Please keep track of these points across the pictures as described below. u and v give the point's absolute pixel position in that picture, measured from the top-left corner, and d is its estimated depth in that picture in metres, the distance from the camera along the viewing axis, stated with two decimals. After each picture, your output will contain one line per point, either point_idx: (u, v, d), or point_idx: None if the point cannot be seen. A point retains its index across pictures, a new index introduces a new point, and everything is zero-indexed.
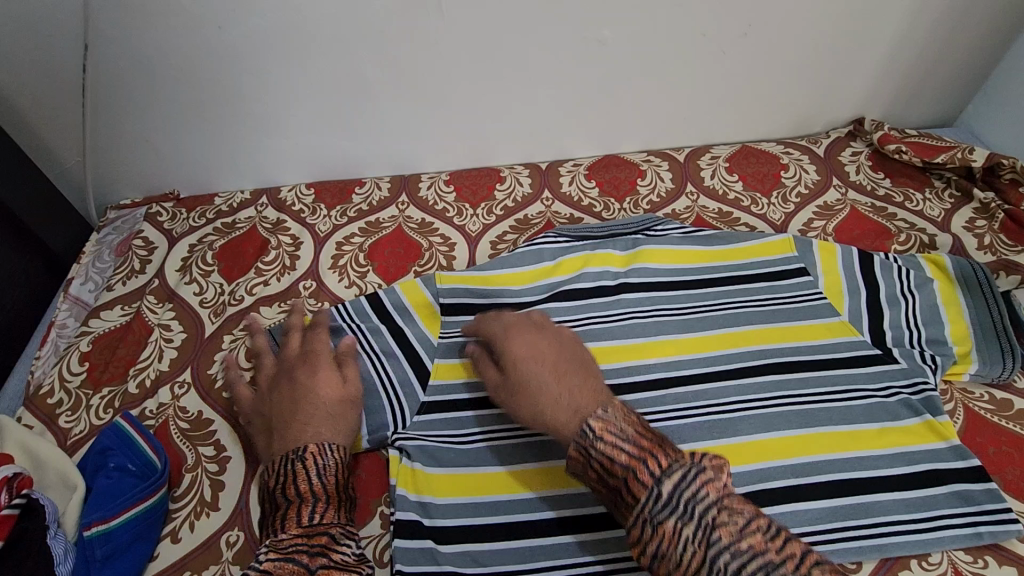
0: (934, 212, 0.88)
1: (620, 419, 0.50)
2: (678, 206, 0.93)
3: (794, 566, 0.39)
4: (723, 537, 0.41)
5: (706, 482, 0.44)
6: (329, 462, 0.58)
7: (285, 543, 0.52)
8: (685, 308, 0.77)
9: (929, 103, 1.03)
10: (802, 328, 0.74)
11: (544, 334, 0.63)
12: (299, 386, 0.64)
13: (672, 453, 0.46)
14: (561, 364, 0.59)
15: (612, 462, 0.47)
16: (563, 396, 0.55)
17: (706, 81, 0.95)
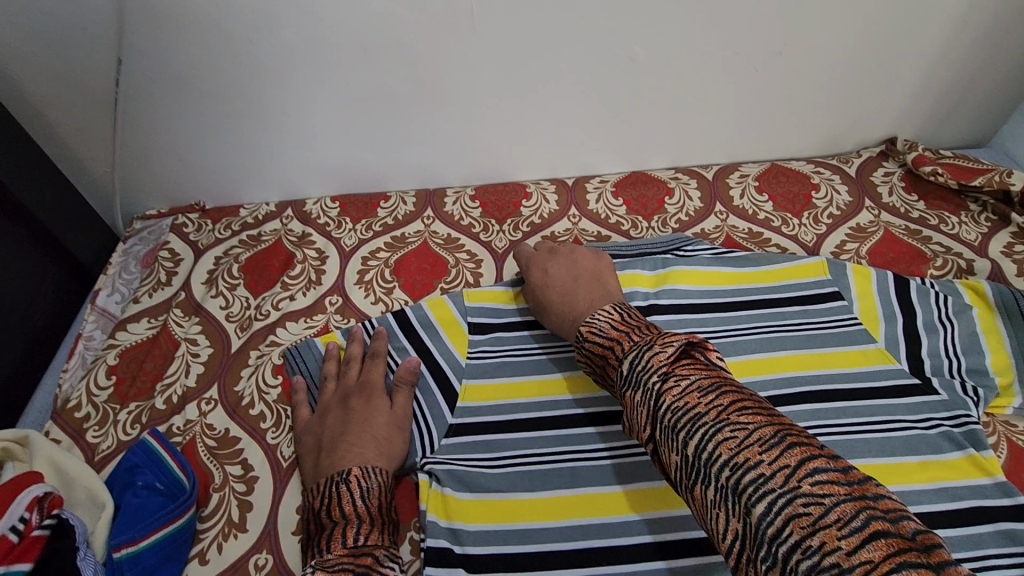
0: (971, 236, 0.86)
1: (604, 319, 0.61)
2: (707, 226, 0.91)
3: (718, 413, 0.45)
4: (664, 399, 0.48)
5: (653, 356, 0.51)
6: (373, 485, 0.59)
7: (332, 560, 0.51)
8: (717, 332, 0.76)
9: (964, 123, 1.01)
10: (838, 355, 0.72)
11: (557, 259, 0.76)
12: (353, 412, 0.65)
13: (637, 337, 0.56)
14: (576, 280, 0.72)
15: (595, 352, 0.60)
16: (568, 309, 0.69)
17: (736, 99, 0.94)
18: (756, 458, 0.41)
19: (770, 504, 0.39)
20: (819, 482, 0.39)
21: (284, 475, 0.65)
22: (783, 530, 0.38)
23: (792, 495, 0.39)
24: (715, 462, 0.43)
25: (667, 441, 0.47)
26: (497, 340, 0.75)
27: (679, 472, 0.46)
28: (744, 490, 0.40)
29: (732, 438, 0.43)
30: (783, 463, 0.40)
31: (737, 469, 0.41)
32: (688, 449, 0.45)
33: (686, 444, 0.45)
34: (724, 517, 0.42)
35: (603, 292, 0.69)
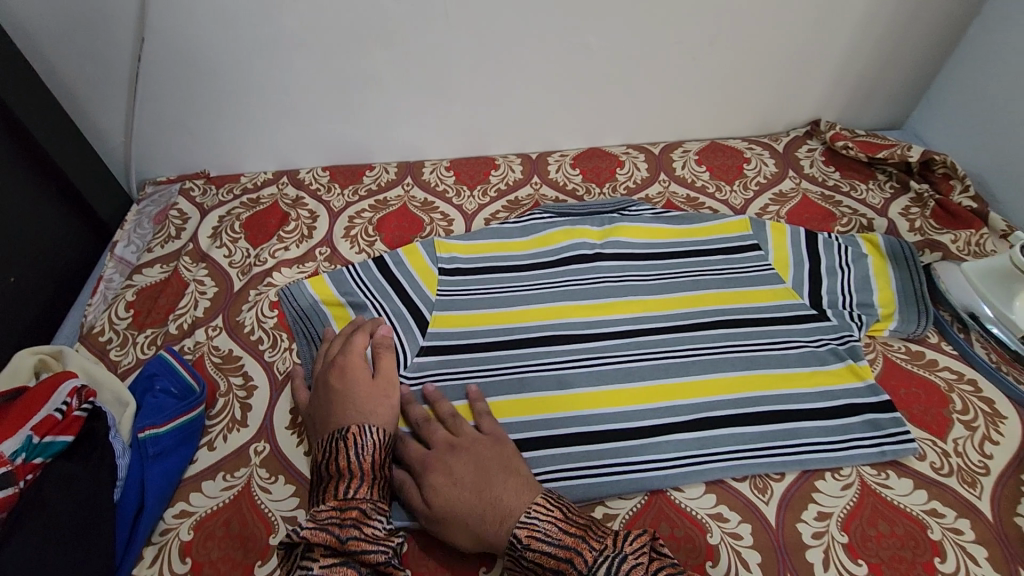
0: (875, 200, 1.00)
1: (542, 521, 0.57)
2: (651, 191, 1.05)
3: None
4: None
5: (630, 571, 0.51)
6: (368, 442, 0.62)
7: (321, 514, 0.56)
8: (652, 274, 0.89)
9: (880, 107, 1.15)
10: (751, 292, 0.86)
11: (456, 457, 0.64)
12: (333, 386, 0.68)
13: (595, 544, 0.54)
14: (488, 472, 0.62)
15: (543, 566, 0.55)
16: (492, 512, 0.58)
17: (679, 83, 1.08)
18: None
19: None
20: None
21: (280, 384, 0.77)
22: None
23: None
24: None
25: None
26: (463, 283, 0.89)
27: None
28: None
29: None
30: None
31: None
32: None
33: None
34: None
35: (527, 483, 0.61)
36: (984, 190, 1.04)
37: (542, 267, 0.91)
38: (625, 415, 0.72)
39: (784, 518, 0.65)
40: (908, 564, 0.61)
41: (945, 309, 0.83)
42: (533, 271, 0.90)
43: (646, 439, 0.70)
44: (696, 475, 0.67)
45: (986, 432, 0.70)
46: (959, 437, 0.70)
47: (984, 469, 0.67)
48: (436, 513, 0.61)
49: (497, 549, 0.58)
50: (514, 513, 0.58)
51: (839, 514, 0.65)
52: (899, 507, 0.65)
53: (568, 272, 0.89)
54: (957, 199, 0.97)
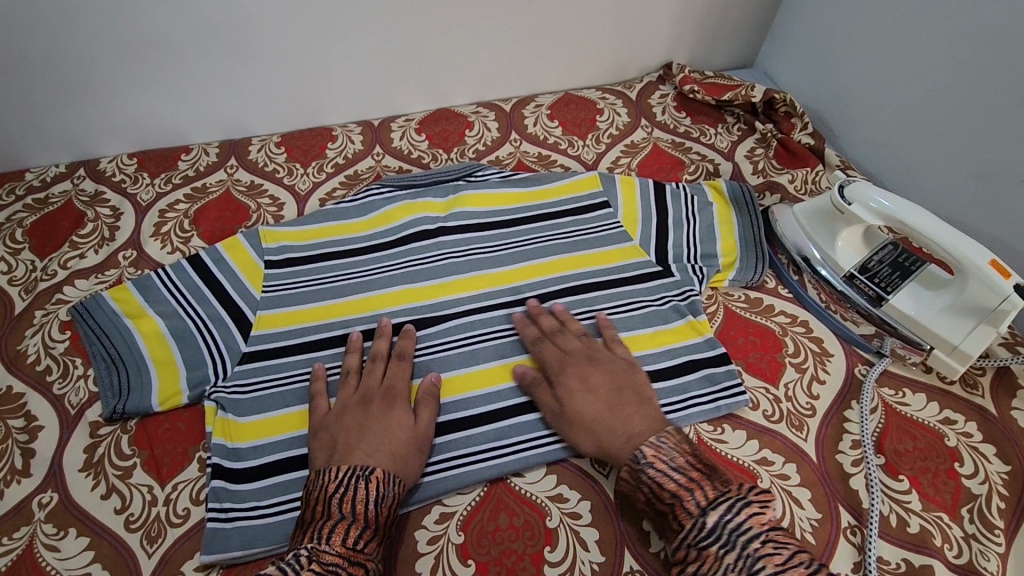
0: (723, 144, 1.00)
1: (670, 448, 0.58)
2: (501, 153, 0.99)
3: None
4: (768, 567, 0.48)
5: (750, 514, 0.52)
6: (388, 494, 0.57)
7: (325, 558, 0.51)
8: (499, 245, 0.84)
9: (728, 45, 1.13)
10: (597, 254, 0.84)
11: (596, 366, 0.67)
12: (369, 418, 0.62)
13: (718, 485, 0.55)
14: (619, 392, 0.65)
15: (661, 488, 0.55)
16: (620, 430, 0.61)
17: (520, 32, 1.00)
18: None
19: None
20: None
21: (72, 422, 0.67)
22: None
23: None
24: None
25: None
26: (292, 277, 0.80)
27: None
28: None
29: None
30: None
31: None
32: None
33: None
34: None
35: (648, 408, 0.63)
36: (823, 127, 1.05)
37: (381, 249, 0.83)
38: (464, 403, 0.69)
39: None
40: None
41: (782, 253, 0.84)
42: (371, 255, 0.83)
43: (491, 424, 0.68)
44: (536, 458, 0.66)
45: (814, 372, 0.72)
46: (790, 380, 0.71)
47: (811, 410, 0.69)
48: (565, 412, 0.65)
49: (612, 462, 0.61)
50: (640, 434, 0.60)
51: None
52: (731, 460, 0.65)
53: (410, 252, 0.83)
54: (798, 136, 0.98)
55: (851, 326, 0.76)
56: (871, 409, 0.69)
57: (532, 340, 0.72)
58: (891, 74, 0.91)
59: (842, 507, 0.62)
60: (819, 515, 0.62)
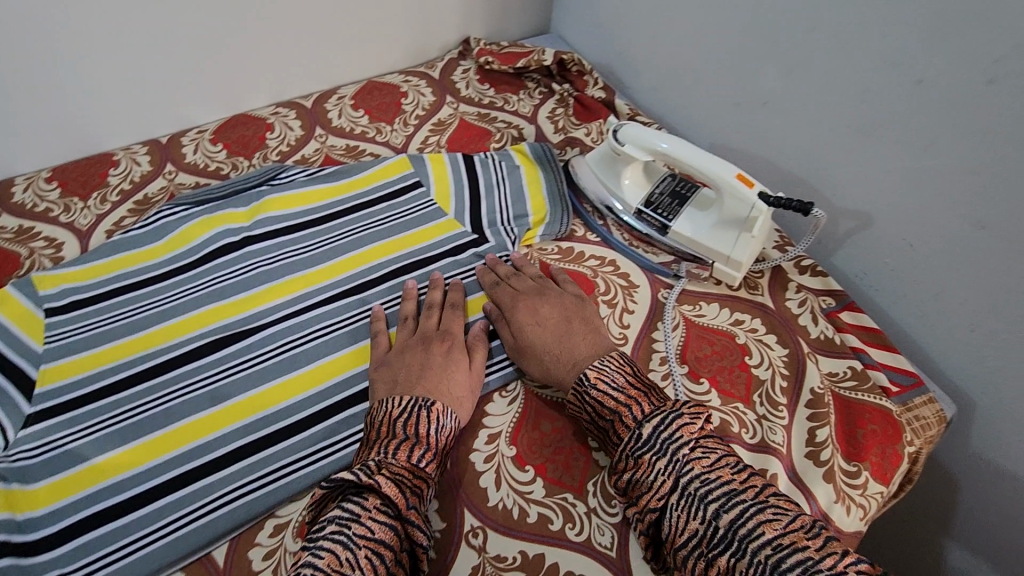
0: (525, 109, 1.04)
1: (613, 369, 0.63)
2: (307, 151, 0.96)
3: (757, 496, 0.53)
4: (696, 468, 0.55)
5: (681, 426, 0.57)
6: (447, 424, 0.62)
7: (395, 468, 0.56)
8: (313, 244, 0.82)
9: (519, 14, 1.18)
10: (414, 234, 0.84)
11: (546, 301, 0.73)
12: (429, 358, 0.66)
13: (654, 401, 0.61)
14: (569, 322, 0.70)
15: (602, 406, 0.61)
16: (566, 359, 0.67)
17: (301, 26, 0.97)
18: (803, 541, 0.49)
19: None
20: (860, 565, 0.48)
21: None
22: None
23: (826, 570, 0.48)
24: (758, 537, 0.50)
25: (693, 511, 0.53)
26: (79, 320, 0.73)
27: (696, 538, 0.53)
28: (785, 566, 0.48)
29: (774, 519, 0.51)
30: (829, 549, 0.49)
31: (783, 550, 0.49)
32: (718, 521, 0.52)
33: (717, 515, 0.52)
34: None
35: (595, 332, 0.69)
36: (616, 79, 1.13)
37: (182, 272, 0.78)
38: (292, 409, 0.67)
39: (457, 455, 0.65)
40: (567, 453, 0.66)
41: (587, 202, 0.89)
42: (171, 280, 0.77)
43: (324, 422, 0.67)
44: None
45: (623, 304, 0.78)
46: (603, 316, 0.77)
47: (623, 338, 0.75)
48: (520, 346, 0.70)
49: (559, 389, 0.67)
50: (585, 360, 0.66)
51: (506, 431, 0.67)
52: (556, 403, 0.70)
53: (215, 268, 0.78)
54: (592, 91, 1.05)
55: (652, 257, 0.83)
56: (673, 327, 0.76)
57: (489, 284, 0.76)
58: (654, 20, 0.99)
59: None
60: None
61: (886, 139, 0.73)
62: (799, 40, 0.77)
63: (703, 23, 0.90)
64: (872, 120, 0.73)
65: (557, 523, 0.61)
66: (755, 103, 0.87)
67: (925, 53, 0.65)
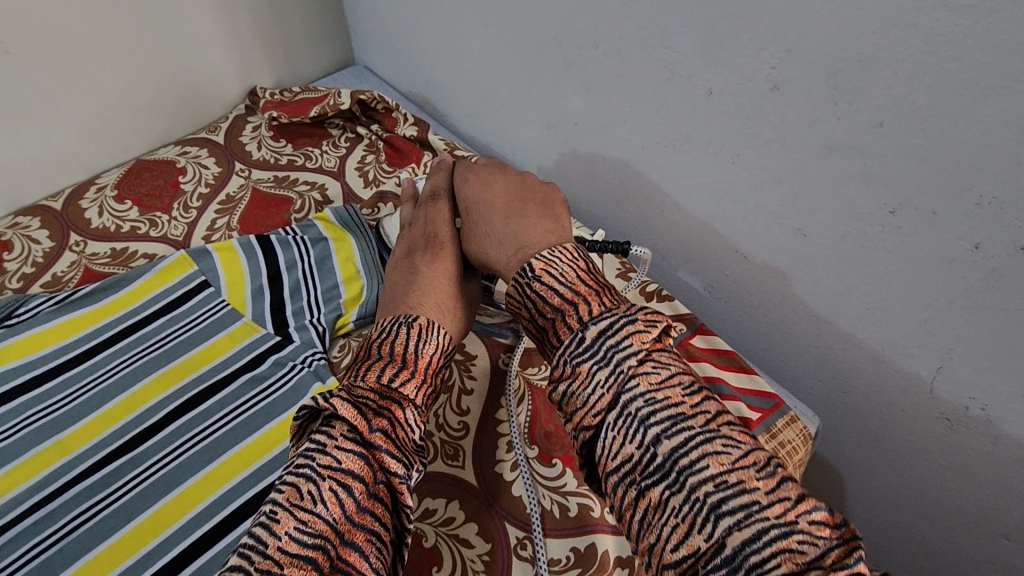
0: (330, 163, 0.91)
1: (563, 263, 0.54)
2: (59, 268, 0.78)
3: (707, 423, 0.44)
4: (641, 385, 0.45)
5: (631, 334, 0.47)
6: (433, 339, 0.55)
7: (359, 390, 0.49)
8: (67, 397, 0.66)
9: (312, 56, 1.04)
10: (202, 352, 0.70)
11: (501, 178, 0.67)
12: (412, 271, 0.63)
13: (607, 302, 0.51)
14: (522, 204, 0.63)
15: (546, 303, 0.52)
16: (507, 244, 0.60)
17: (21, 114, 0.80)
18: (751, 482, 0.41)
19: (738, 532, 0.39)
20: (815, 521, 0.40)
21: None
22: (771, 564, 0.38)
23: (789, 530, 0.39)
24: (698, 470, 0.42)
25: (630, 433, 0.44)
26: None
27: (629, 464, 0.44)
28: (723, 508, 0.40)
29: (723, 453, 0.42)
30: (781, 494, 0.40)
31: (725, 489, 0.41)
32: (657, 448, 0.43)
33: (657, 441, 0.44)
34: (668, 517, 0.42)
35: (551, 215, 0.62)
36: (432, 112, 1.02)
37: None
38: None
39: None
40: None
41: None
42: None
43: None
44: None
45: (459, 384, 0.68)
46: (437, 403, 0.67)
47: (462, 429, 0.65)
48: (471, 217, 0.65)
49: (499, 272, 0.60)
50: (531, 244, 0.58)
51: None
52: None
53: None
54: (403, 130, 0.92)
55: (485, 317, 0.74)
56: (517, 399, 0.67)
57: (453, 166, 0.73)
58: (450, 44, 0.89)
59: (509, 523, 0.59)
60: (489, 546, 0.58)
61: (694, 152, 0.67)
62: (588, 56, 0.70)
63: (496, 43, 0.81)
64: (677, 134, 0.67)
65: None
66: (566, 124, 0.80)
67: (703, 61, 0.60)
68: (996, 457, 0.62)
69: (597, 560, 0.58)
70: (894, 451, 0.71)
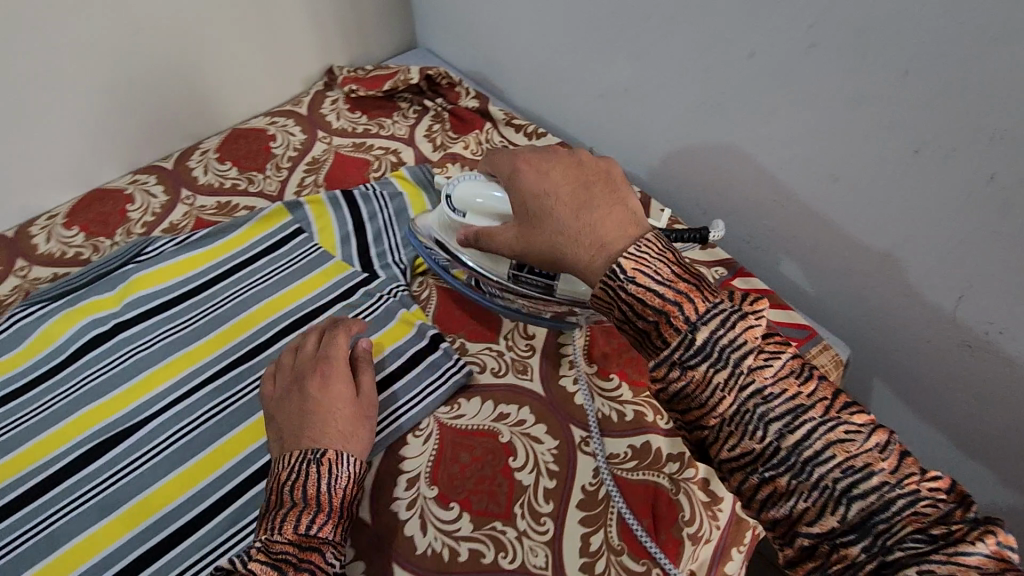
0: (402, 131, 1.02)
1: (654, 260, 0.53)
2: (175, 217, 0.90)
3: (826, 412, 0.47)
4: (758, 382, 0.49)
5: (746, 332, 0.49)
6: (344, 471, 0.58)
7: (278, 545, 0.53)
8: (192, 317, 0.77)
9: (379, 39, 1.15)
10: (302, 285, 0.81)
11: (557, 162, 0.62)
12: (314, 391, 0.62)
13: (707, 296, 0.51)
14: (589, 189, 0.59)
15: (646, 306, 0.52)
16: (587, 238, 0.57)
17: (140, 85, 0.92)
18: (877, 464, 0.45)
19: (869, 509, 0.45)
20: (934, 486, 0.45)
21: None
22: (901, 528, 0.43)
23: (914, 499, 0.44)
24: (825, 460, 0.46)
25: (753, 429, 0.48)
26: None
27: (752, 456, 0.48)
28: (854, 492, 0.45)
29: (846, 441, 0.46)
30: (902, 470, 0.45)
31: (854, 474, 0.45)
32: (782, 442, 0.47)
33: (781, 436, 0.47)
34: (798, 500, 0.46)
35: (620, 199, 0.59)
36: (489, 87, 1.12)
37: (44, 379, 0.71)
38: (192, 501, 0.63)
39: (378, 510, 0.62)
40: (490, 480, 0.64)
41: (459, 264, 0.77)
42: (35, 392, 0.70)
43: (228, 508, 0.63)
44: None
45: None
46: (507, 330, 0.77)
47: (529, 350, 0.75)
48: (534, 215, 0.61)
49: (577, 270, 0.58)
50: (614, 244, 0.55)
51: (424, 472, 0.65)
52: (472, 429, 0.68)
53: (85, 364, 0.72)
54: (465, 102, 1.03)
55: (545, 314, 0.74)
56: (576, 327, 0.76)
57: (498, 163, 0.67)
58: (508, 24, 0.98)
59: (572, 425, 0.68)
60: (556, 442, 0.67)
61: (737, 110, 0.75)
62: (639, 28, 0.79)
63: (552, 21, 0.90)
64: (721, 95, 0.75)
65: (490, 555, 0.60)
66: (616, 93, 0.88)
67: (745, 23, 0.68)
68: (1015, 379, 0.69)
69: (651, 455, 0.65)
70: (923, 383, 0.78)
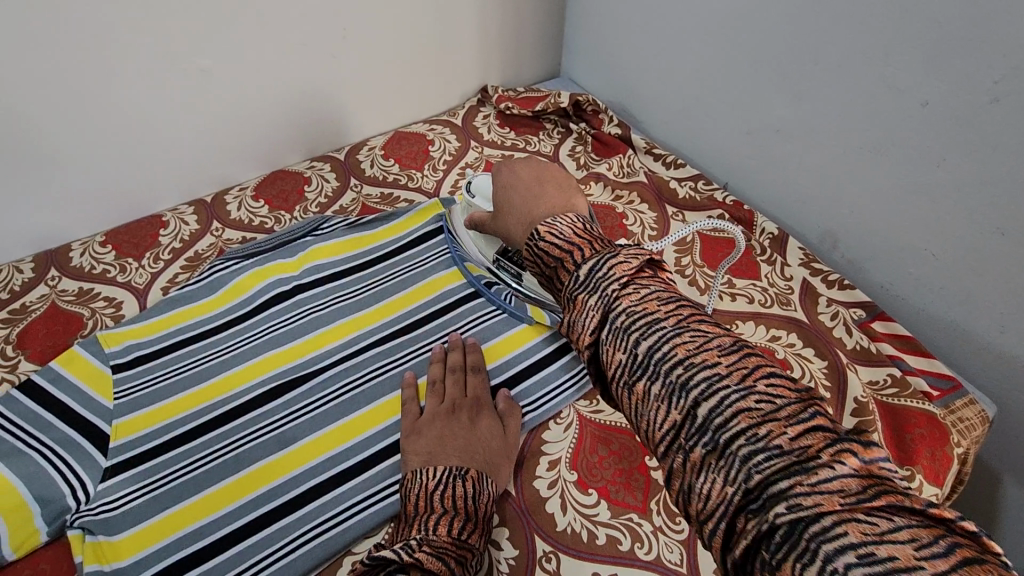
0: (547, 148, 1.10)
1: (563, 224, 0.60)
2: (345, 202, 1.02)
3: (825, 464, 0.38)
4: (743, 424, 0.41)
5: (676, 343, 0.46)
6: (485, 489, 0.62)
7: (436, 543, 0.55)
8: (360, 291, 0.85)
9: (531, 64, 1.25)
10: (451, 273, 0.88)
11: (525, 164, 0.74)
12: (462, 424, 0.67)
13: (603, 249, 0.56)
14: (542, 183, 0.70)
15: (548, 254, 0.59)
16: (526, 213, 0.68)
17: (335, 87, 1.04)
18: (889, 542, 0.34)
19: None
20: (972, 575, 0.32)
21: None
22: (823, 520, 0.36)
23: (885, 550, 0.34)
24: (826, 534, 0.35)
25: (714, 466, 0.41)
26: (141, 375, 0.75)
27: (724, 504, 0.40)
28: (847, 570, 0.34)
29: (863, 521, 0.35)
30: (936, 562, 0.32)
31: (760, 448, 0.39)
32: (751, 482, 0.39)
33: (747, 476, 0.40)
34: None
35: (569, 198, 0.69)
36: (629, 117, 1.19)
37: (236, 325, 0.81)
38: (358, 448, 0.70)
39: (523, 484, 0.67)
40: (627, 474, 0.68)
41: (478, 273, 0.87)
42: (230, 333, 0.80)
43: (391, 458, 0.70)
44: None
45: None
46: None
47: None
48: (500, 199, 0.72)
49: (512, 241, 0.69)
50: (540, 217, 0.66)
51: (565, 456, 0.69)
52: (610, 425, 0.72)
53: (271, 316, 0.82)
54: (608, 128, 1.10)
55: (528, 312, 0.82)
56: None
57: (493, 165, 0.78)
58: (661, 59, 1.05)
59: None
60: None
61: (905, 160, 0.77)
62: (806, 72, 0.83)
63: (710, 60, 0.95)
64: (885, 142, 0.78)
65: (627, 543, 0.63)
66: (768, 132, 0.92)
67: (929, 77, 0.70)
68: None
69: None
70: None
